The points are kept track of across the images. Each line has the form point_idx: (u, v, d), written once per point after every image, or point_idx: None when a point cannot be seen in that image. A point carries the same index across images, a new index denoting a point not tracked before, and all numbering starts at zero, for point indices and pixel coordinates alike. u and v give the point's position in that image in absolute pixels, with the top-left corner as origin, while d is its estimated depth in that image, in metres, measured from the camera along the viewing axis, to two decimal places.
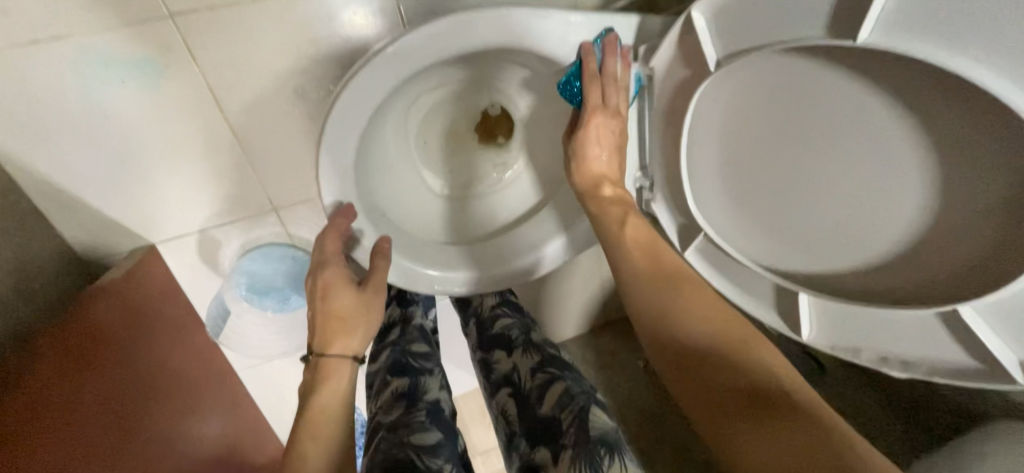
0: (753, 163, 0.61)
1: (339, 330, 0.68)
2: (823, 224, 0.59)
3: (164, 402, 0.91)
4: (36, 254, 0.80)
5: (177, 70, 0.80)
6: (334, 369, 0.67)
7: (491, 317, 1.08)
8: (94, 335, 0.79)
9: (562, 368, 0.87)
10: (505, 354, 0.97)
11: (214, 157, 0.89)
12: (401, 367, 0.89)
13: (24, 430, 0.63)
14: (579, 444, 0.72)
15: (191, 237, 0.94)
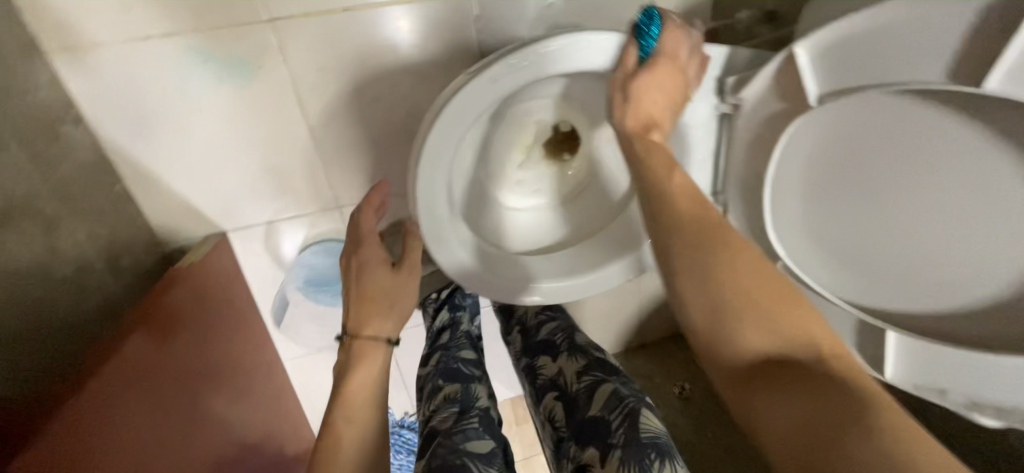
0: (845, 201, 0.62)
1: (373, 311, 0.73)
2: (918, 264, 0.60)
3: (225, 386, 0.95)
4: (124, 234, 0.85)
5: (268, 71, 0.85)
6: (369, 351, 0.70)
7: (535, 322, 1.08)
8: (176, 314, 0.84)
9: (608, 372, 0.87)
10: (549, 358, 0.98)
11: (290, 154, 0.94)
12: (452, 372, 0.93)
13: (110, 402, 0.65)
14: (630, 443, 0.72)
15: (259, 228, 0.99)
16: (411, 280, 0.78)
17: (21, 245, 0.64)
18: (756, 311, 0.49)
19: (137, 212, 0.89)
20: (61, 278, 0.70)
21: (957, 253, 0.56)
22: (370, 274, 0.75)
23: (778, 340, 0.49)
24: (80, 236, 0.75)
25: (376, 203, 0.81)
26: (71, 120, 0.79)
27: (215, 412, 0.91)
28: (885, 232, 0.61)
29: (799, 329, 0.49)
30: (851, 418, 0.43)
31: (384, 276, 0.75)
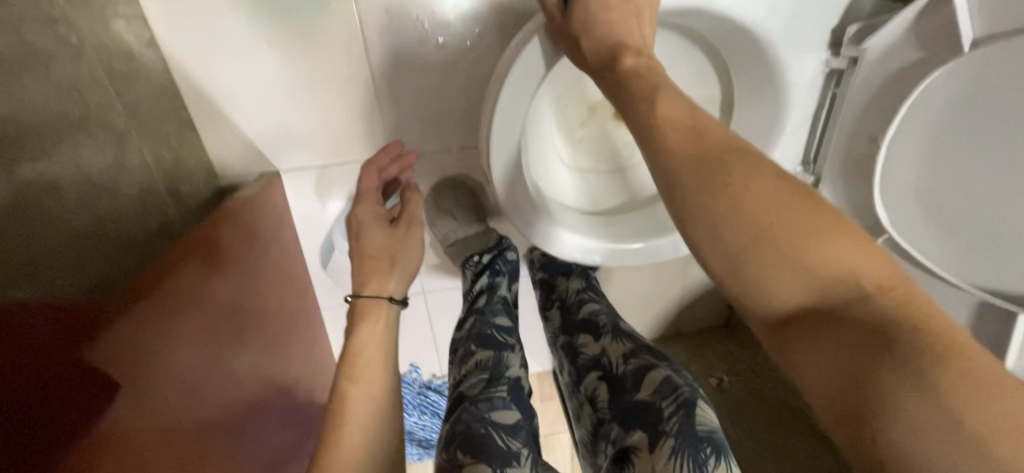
0: (977, 162, 0.56)
1: (372, 268, 0.80)
2: None
3: (259, 325, 0.91)
4: (186, 161, 0.86)
5: (337, 7, 0.84)
6: (372, 311, 0.77)
7: (575, 301, 1.00)
8: (219, 244, 0.80)
9: (658, 356, 0.78)
10: (593, 337, 0.89)
11: (350, 96, 0.92)
12: (487, 338, 0.87)
13: (170, 315, 0.63)
14: (684, 435, 0.65)
15: (312, 171, 0.98)
16: (413, 236, 0.85)
17: (94, 148, 0.65)
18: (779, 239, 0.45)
19: (198, 142, 0.90)
20: (130, 193, 0.71)
21: None
22: (369, 234, 0.82)
23: (815, 277, 0.45)
24: (148, 156, 0.76)
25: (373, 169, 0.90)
26: (145, 41, 0.80)
27: (252, 352, 0.87)
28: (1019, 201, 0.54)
29: (825, 259, 0.44)
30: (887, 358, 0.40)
31: (384, 236, 0.82)
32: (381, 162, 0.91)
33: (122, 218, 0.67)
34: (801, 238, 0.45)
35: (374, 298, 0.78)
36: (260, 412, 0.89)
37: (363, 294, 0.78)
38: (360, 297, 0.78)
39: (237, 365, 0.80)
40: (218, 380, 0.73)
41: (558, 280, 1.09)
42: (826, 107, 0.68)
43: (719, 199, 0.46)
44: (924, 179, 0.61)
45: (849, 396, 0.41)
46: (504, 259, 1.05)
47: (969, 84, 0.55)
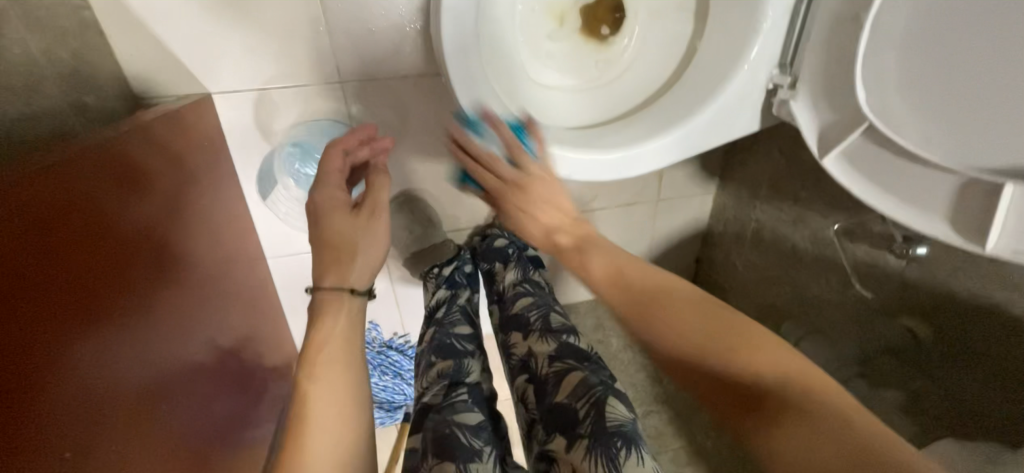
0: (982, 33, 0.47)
1: (332, 259, 0.63)
2: None
3: (188, 287, 0.80)
4: (90, 68, 0.73)
5: None
6: (334, 304, 0.62)
7: (511, 295, 0.92)
8: (137, 177, 0.69)
9: (578, 356, 0.74)
10: (521, 336, 0.82)
11: (290, 6, 0.82)
12: (447, 348, 0.81)
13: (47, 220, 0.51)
14: (595, 434, 0.62)
15: (249, 94, 0.87)
16: (379, 224, 0.68)
17: None
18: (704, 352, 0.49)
19: (108, 52, 0.78)
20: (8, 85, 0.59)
21: None
22: (331, 217, 0.65)
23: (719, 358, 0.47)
24: (33, 49, 0.64)
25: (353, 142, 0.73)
26: None
27: (178, 305, 0.77)
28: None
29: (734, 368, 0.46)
30: (756, 407, 0.43)
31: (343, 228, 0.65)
32: (347, 142, 0.72)
33: None
34: (711, 352, 0.48)
35: (336, 294, 0.62)
36: (185, 366, 0.77)
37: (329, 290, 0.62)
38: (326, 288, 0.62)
39: (154, 325, 0.69)
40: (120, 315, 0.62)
41: (498, 270, 1.00)
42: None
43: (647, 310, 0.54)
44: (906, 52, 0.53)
45: (736, 380, 0.45)
46: (462, 271, 1.04)
47: None
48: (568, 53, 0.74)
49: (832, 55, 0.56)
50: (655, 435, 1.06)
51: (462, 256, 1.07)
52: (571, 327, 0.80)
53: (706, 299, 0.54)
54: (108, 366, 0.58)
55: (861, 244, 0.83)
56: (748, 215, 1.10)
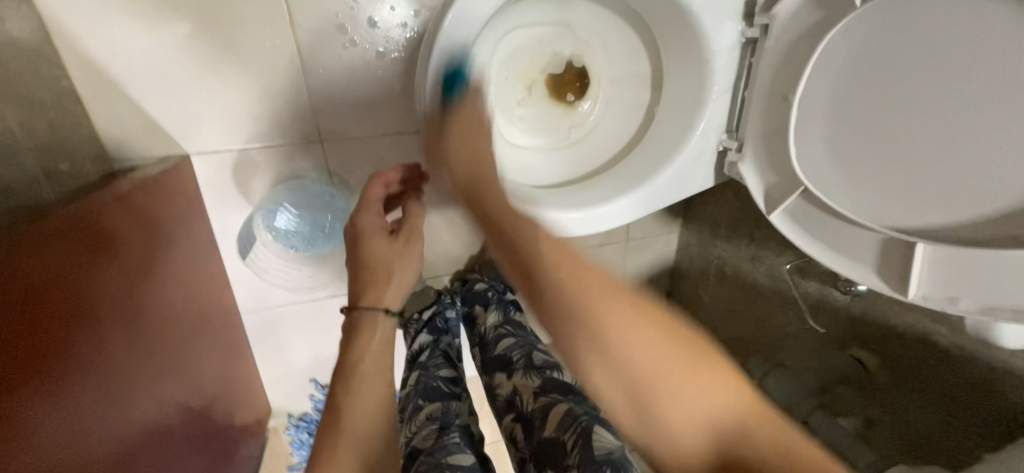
0: (882, 114, 0.57)
1: (369, 285, 0.78)
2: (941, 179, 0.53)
3: (162, 341, 0.78)
4: (66, 136, 0.74)
5: None
6: (367, 327, 0.77)
7: (492, 336, 0.94)
8: (111, 239, 0.69)
9: (563, 389, 0.76)
10: (505, 375, 0.84)
11: (273, 73, 0.85)
12: (433, 391, 0.83)
13: (20, 302, 0.50)
14: (584, 462, 0.63)
15: (229, 154, 0.89)
16: (411, 248, 0.81)
17: None
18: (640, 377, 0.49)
19: (84, 117, 0.78)
20: None
21: (983, 158, 0.49)
22: (370, 242, 0.78)
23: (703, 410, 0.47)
24: (9, 122, 0.63)
25: (386, 178, 0.84)
26: None
27: (153, 360, 0.75)
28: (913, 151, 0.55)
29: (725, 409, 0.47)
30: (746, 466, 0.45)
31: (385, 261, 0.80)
32: (387, 176, 0.84)
33: None
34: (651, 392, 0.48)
35: (371, 315, 0.78)
36: (155, 434, 0.74)
37: (366, 309, 0.78)
38: (368, 309, 0.78)
39: (129, 381, 0.68)
40: (91, 391, 0.59)
41: (478, 312, 1.02)
42: (744, 74, 0.66)
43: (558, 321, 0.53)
44: (836, 123, 0.61)
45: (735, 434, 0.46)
46: (445, 315, 1.05)
47: (867, 44, 0.56)
48: (538, 117, 0.80)
49: (769, 125, 0.64)
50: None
51: (443, 300, 1.07)
52: (552, 362, 0.83)
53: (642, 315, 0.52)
54: (81, 429, 0.57)
55: (813, 281, 0.90)
56: (711, 253, 1.18)
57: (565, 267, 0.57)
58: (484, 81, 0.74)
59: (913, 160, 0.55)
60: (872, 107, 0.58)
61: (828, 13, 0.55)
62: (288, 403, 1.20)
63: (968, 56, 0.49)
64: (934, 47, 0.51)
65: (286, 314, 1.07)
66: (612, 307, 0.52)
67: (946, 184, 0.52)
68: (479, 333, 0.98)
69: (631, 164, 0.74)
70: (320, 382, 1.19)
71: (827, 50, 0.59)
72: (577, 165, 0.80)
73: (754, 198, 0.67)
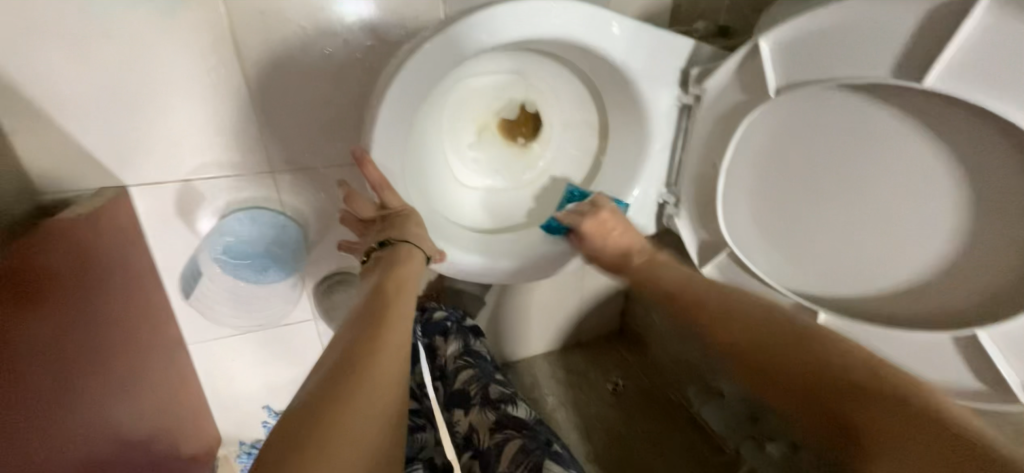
0: (797, 191, 0.62)
1: (409, 261, 0.55)
2: (850, 254, 0.60)
3: (98, 375, 0.75)
4: None
5: (200, 4, 0.75)
6: (404, 257, 0.55)
7: (452, 369, 0.94)
8: (36, 279, 0.65)
9: (518, 424, 0.75)
10: (462, 411, 0.84)
11: (221, 106, 0.83)
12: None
13: None
14: None
15: (171, 186, 0.85)
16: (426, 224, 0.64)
17: None
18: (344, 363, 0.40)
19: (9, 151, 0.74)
20: None
21: (886, 242, 0.57)
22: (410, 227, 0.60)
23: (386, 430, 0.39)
24: None
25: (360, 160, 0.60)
26: None
27: (88, 396, 0.72)
28: (819, 229, 0.61)
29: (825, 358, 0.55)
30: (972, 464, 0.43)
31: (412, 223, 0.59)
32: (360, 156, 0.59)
33: None
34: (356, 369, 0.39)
35: (406, 248, 0.57)
36: None
37: (406, 241, 0.57)
38: (407, 242, 0.57)
39: (59, 424, 0.65)
40: (19, 452, 0.57)
41: (439, 343, 1.01)
42: (681, 136, 0.71)
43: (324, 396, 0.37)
44: (757, 187, 0.66)
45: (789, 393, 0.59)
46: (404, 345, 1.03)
47: (782, 128, 0.61)
48: (488, 159, 0.81)
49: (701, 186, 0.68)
50: None
51: None
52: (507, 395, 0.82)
53: (377, 342, 0.42)
54: None
55: None
56: (662, 278, 1.22)
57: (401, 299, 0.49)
58: (435, 125, 0.75)
59: (820, 239, 0.61)
60: (793, 184, 0.62)
61: (750, 93, 0.60)
62: (238, 430, 1.17)
63: (871, 166, 0.55)
64: (848, 147, 0.56)
65: (236, 343, 1.04)
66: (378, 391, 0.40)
67: (846, 267, 0.61)
68: (440, 364, 0.98)
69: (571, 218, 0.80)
70: (273, 408, 1.17)
71: (749, 127, 0.63)
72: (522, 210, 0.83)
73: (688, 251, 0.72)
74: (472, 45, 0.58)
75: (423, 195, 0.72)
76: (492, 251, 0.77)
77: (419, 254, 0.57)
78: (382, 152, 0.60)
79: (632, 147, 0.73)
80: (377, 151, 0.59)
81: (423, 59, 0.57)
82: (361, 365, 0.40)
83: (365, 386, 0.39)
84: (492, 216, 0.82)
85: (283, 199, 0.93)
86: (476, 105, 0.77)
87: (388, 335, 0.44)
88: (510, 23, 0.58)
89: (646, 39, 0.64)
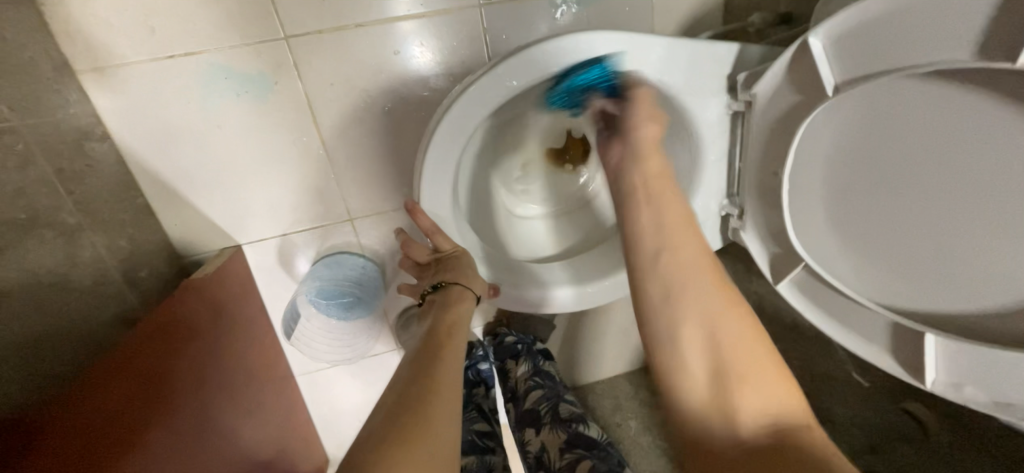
0: (879, 191, 0.57)
1: (458, 301, 0.59)
2: (948, 254, 0.54)
3: (229, 403, 0.89)
4: (145, 247, 0.87)
5: (284, 86, 0.88)
6: (454, 299, 0.59)
7: (523, 390, 0.96)
8: (180, 329, 0.79)
9: (592, 446, 0.78)
10: (534, 431, 0.85)
11: (307, 169, 0.95)
12: (467, 443, 0.86)
13: (120, 419, 0.62)
14: None
15: (273, 240, 1.00)
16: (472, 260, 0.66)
17: (42, 249, 0.66)
18: (405, 400, 0.44)
19: (158, 227, 0.92)
20: (81, 285, 0.71)
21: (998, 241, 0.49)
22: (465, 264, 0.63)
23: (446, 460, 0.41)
24: (100, 247, 0.77)
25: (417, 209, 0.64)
26: (99, 136, 0.82)
27: (221, 422, 0.86)
28: (911, 229, 0.55)
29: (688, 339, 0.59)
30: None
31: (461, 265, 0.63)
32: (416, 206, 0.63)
33: (66, 318, 0.67)
34: (416, 403, 0.43)
35: (458, 290, 0.61)
36: None
37: (457, 284, 0.61)
38: (458, 284, 0.61)
39: (204, 445, 0.79)
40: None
41: (511, 366, 1.02)
42: (737, 143, 0.66)
43: (387, 431, 0.41)
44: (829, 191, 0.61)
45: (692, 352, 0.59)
46: (477, 367, 1.06)
47: (848, 124, 0.56)
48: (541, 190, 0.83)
49: (764, 196, 0.63)
50: None
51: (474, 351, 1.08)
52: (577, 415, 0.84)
53: (431, 383, 0.46)
54: None
55: None
56: None
57: (453, 339, 0.53)
58: (486, 170, 0.78)
59: (925, 261, 0.56)
60: (869, 184, 0.57)
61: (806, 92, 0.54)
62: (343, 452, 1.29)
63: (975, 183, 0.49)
64: (940, 148, 0.50)
65: (335, 373, 1.16)
66: (435, 421, 0.42)
67: (950, 273, 0.54)
68: (512, 387, 1.00)
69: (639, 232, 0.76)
70: None
71: (807, 130, 0.59)
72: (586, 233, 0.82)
73: (759, 267, 0.67)
74: (517, 78, 0.57)
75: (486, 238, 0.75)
76: (577, 276, 0.76)
77: (470, 294, 0.61)
78: (432, 201, 0.63)
79: (684, 162, 0.70)
80: (427, 202, 0.63)
81: (463, 110, 0.58)
82: (418, 402, 0.43)
83: (422, 421, 0.42)
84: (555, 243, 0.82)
85: (363, 242, 1.04)
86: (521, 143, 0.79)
87: (440, 373, 0.47)
88: (544, 64, 0.58)
89: (684, 50, 0.61)
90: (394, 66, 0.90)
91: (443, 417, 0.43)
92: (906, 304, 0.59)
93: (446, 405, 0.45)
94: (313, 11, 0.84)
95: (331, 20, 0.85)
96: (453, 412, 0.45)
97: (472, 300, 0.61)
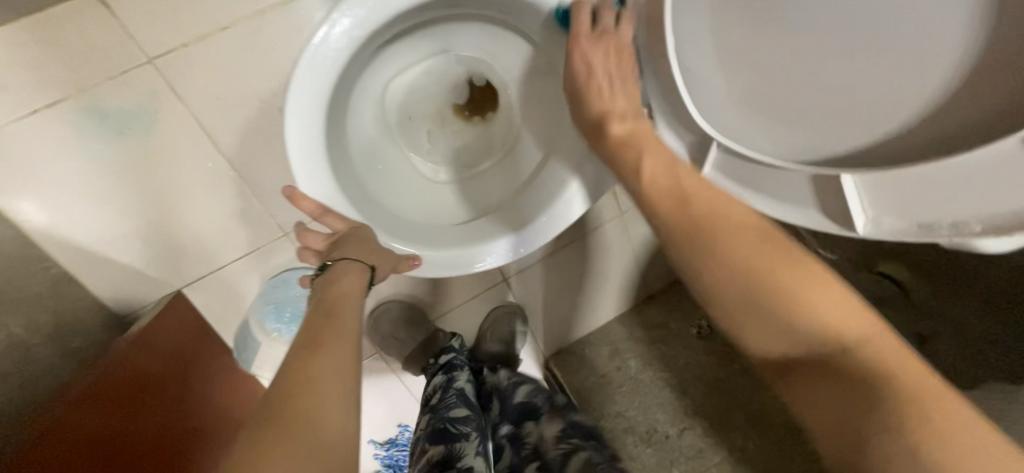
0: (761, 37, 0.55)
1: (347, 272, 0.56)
2: (823, 93, 0.54)
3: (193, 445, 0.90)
4: (72, 316, 0.83)
5: (166, 112, 0.82)
6: (342, 272, 0.56)
7: (510, 385, 0.98)
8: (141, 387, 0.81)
9: (583, 433, 0.84)
10: (529, 421, 0.90)
11: (221, 193, 0.90)
12: (442, 433, 0.84)
13: None
14: None
15: (212, 275, 0.95)
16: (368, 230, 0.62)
17: None
18: (283, 393, 0.43)
19: (86, 291, 0.88)
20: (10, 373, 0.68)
21: (878, 69, 0.50)
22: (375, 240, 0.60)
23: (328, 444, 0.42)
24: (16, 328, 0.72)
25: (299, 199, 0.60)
26: None
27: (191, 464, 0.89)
28: (794, 74, 0.55)
29: (812, 311, 0.45)
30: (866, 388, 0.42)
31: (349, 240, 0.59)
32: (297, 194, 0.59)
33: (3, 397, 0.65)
34: (293, 397, 0.43)
35: (347, 264, 0.57)
36: None
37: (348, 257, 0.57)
38: (345, 259, 0.57)
39: None
40: None
41: (496, 365, 1.05)
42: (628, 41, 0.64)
43: (259, 434, 0.40)
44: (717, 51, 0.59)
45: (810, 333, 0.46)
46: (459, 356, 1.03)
47: None
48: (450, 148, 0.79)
49: None
50: (694, 454, 1.09)
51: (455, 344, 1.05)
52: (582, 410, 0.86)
53: (319, 378, 0.44)
54: None
55: None
56: None
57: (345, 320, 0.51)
58: (388, 134, 0.74)
59: (784, 109, 0.57)
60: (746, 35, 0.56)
61: None
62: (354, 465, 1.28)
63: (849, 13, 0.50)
64: None
65: None
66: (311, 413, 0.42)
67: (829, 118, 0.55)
68: (496, 385, 1.03)
69: (552, 170, 0.72)
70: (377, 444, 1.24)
71: None
72: (498, 190, 0.78)
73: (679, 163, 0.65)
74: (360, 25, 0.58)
75: (386, 208, 0.71)
76: (481, 234, 0.71)
77: (362, 266, 0.57)
78: (313, 180, 0.61)
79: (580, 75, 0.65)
80: (310, 184, 0.61)
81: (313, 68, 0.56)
82: (301, 397, 0.43)
83: (299, 416, 0.42)
84: (466, 207, 0.77)
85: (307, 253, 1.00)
86: (420, 101, 0.75)
87: (325, 360, 0.46)
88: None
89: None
90: (276, 61, 0.84)
91: (328, 405, 0.43)
92: (766, 147, 0.60)
93: (336, 393, 0.44)
94: (169, 22, 0.76)
95: (194, 28, 0.78)
96: (340, 397, 0.44)
97: (361, 272, 0.57)
